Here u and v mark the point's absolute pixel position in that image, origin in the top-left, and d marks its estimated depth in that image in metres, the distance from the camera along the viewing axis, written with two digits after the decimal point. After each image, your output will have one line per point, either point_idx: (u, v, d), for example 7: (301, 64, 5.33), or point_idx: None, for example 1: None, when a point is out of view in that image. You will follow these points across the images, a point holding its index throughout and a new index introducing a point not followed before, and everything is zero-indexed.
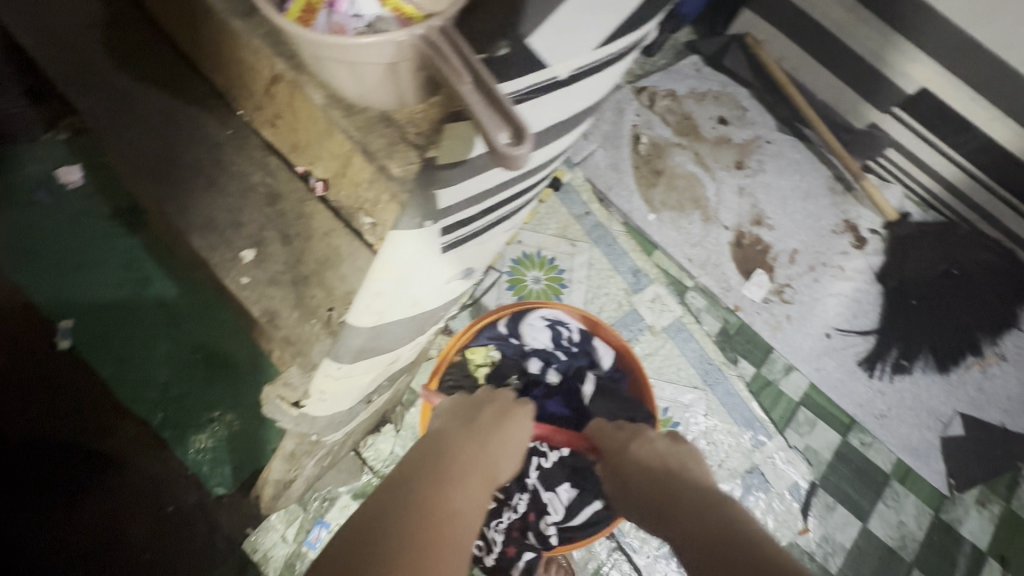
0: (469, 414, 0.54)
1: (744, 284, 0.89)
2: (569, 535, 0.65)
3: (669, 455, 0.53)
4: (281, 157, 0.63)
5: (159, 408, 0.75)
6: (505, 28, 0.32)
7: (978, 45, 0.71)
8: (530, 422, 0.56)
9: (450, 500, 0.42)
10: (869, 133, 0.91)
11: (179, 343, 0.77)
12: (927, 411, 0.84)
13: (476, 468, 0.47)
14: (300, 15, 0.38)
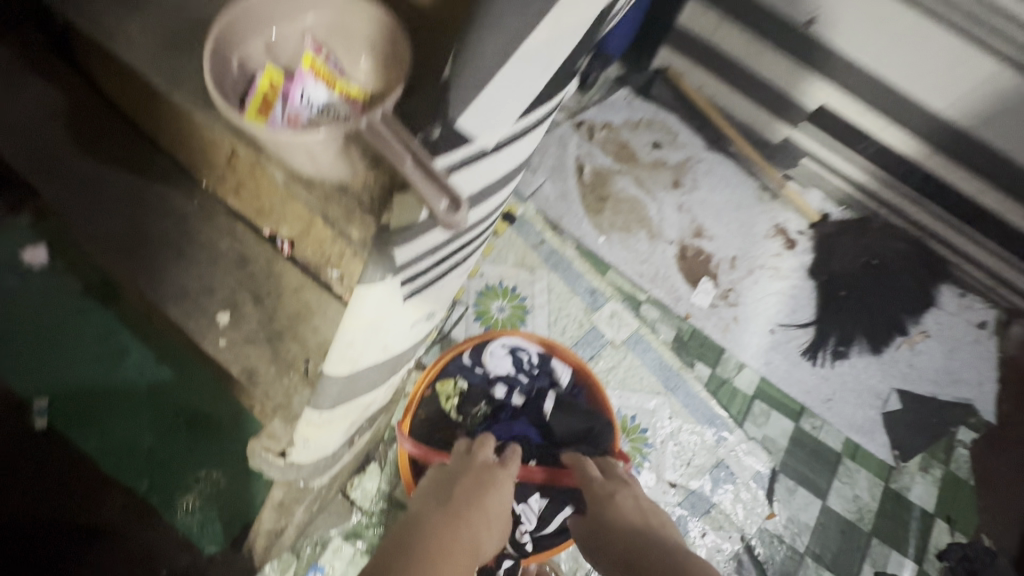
0: (448, 491, 0.57)
1: (692, 292, 0.97)
2: (545, 541, 0.70)
3: (649, 514, 0.61)
4: (246, 222, 0.67)
5: (145, 474, 0.76)
6: (438, 114, 0.38)
7: (859, 65, 0.83)
8: (508, 489, 0.61)
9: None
10: (785, 146, 1.02)
11: (160, 407, 0.79)
12: (868, 391, 0.93)
13: (457, 549, 0.50)
14: (258, 111, 0.44)
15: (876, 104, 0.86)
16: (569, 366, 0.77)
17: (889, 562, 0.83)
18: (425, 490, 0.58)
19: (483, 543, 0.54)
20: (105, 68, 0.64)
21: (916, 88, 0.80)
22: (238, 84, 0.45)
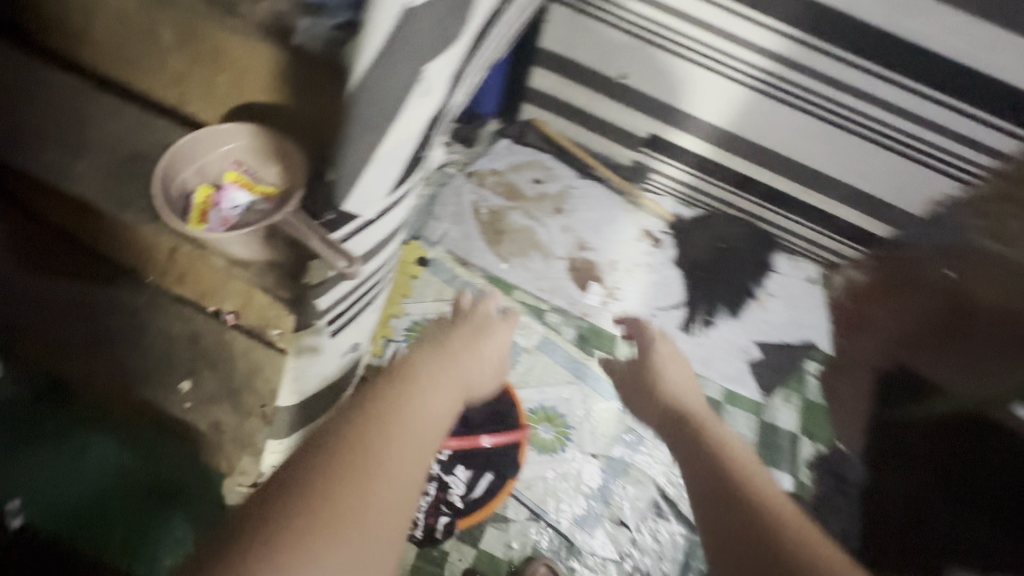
0: (444, 340, 0.78)
1: (585, 295, 1.17)
2: (474, 500, 0.94)
3: (692, 391, 0.94)
4: (191, 304, 0.79)
5: (123, 551, 0.82)
6: (330, 204, 0.56)
7: (666, 104, 1.08)
8: (505, 336, 0.86)
9: (421, 397, 0.62)
10: (635, 167, 1.26)
11: (128, 485, 0.85)
12: (735, 347, 1.15)
13: (443, 373, 0.69)
14: (199, 220, 0.60)
15: (688, 128, 1.11)
16: None
17: None
18: (428, 338, 0.79)
19: (472, 373, 0.75)
20: (49, 198, 0.76)
21: (709, 114, 1.06)
22: (179, 200, 0.60)
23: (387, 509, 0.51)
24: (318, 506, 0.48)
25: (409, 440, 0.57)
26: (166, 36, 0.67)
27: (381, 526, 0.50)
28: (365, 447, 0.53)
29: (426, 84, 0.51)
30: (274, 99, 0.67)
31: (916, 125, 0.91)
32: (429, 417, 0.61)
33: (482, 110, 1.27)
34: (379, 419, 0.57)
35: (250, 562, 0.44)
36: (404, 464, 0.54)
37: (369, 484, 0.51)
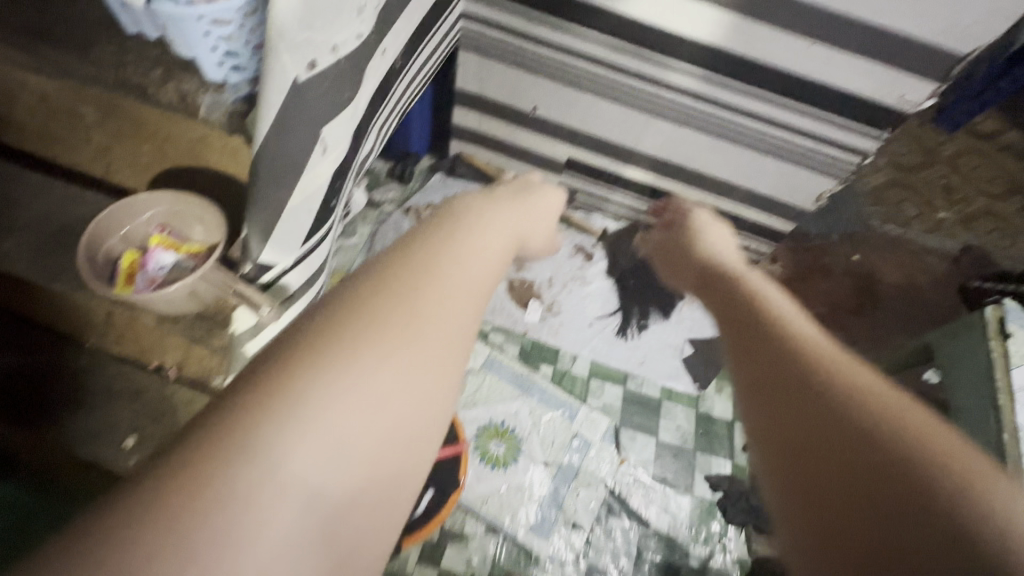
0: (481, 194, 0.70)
1: (525, 312, 1.24)
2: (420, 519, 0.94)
3: (719, 241, 1.02)
4: (133, 361, 0.84)
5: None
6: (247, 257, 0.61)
7: (578, 131, 1.18)
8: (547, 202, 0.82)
9: (457, 243, 0.55)
10: (561, 189, 1.36)
11: None
12: (669, 346, 1.23)
13: (479, 222, 0.60)
14: (126, 281, 0.64)
15: (600, 151, 1.21)
16: None
17: (711, 464, 1.12)
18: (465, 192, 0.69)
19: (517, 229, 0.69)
20: None
21: (615, 137, 1.16)
22: (106, 267, 0.64)
23: (422, 350, 0.45)
24: (347, 344, 0.43)
25: (444, 286, 0.50)
26: (86, 117, 0.71)
27: (414, 367, 0.44)
28: (392, 289, 0.47)
29: (324, 144, 0.58)
30: (197, 166, 0.73)
31: (791, 131, 0.99)
32: (468, 264, 0.54)
33: (413, 149, 1.35)
34: (407, 263, 0.50)
35: (269, 392, 0.39)
36: (440, 306, 0.48)
37: (399, 327, 0.45)
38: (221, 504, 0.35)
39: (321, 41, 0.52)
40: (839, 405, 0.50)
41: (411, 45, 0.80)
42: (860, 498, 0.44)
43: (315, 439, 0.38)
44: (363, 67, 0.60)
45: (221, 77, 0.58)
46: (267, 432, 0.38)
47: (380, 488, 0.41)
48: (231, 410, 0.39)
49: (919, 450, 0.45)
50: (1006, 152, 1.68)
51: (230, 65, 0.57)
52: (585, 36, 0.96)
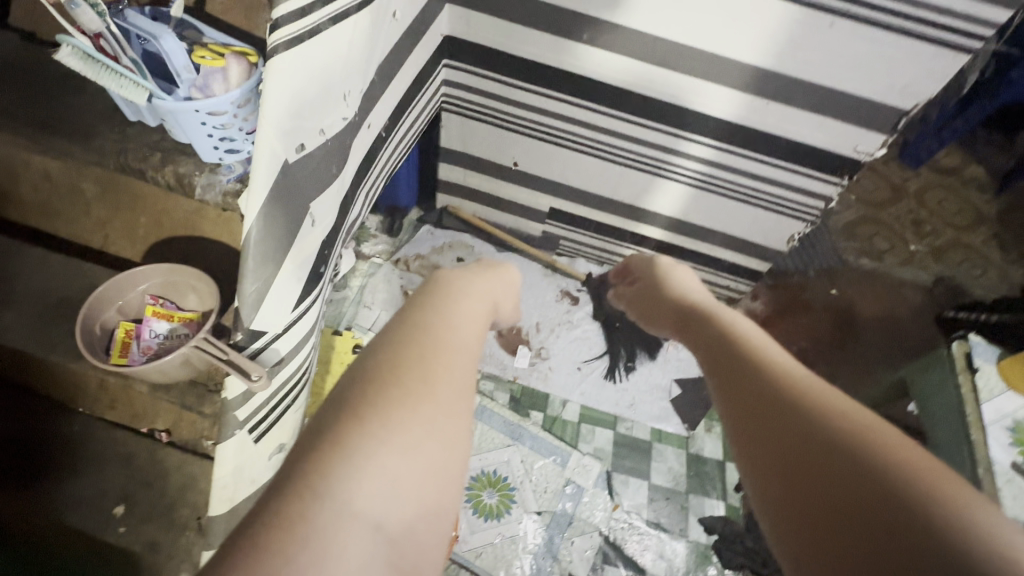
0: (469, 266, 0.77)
1: (514, 359, 1.26)
2: None
3: (688, 284, 0.99)
4: (125, 428, 0.84)
5: None
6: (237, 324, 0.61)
7: (557, 183, 1.24)
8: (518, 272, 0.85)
9: (463, 306, 0.61)
10: (545, 237, 1.41)
11: None
12: (656, 387, 1.25)
13: (476, 287, 0.67)
14: (120, 352, 0.66)
15: (580, 201, 1.27)
16: None
17: (704, 506, 1.12)
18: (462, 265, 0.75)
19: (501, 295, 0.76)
20: None
21: (593, 188, 1.22)
22: (102, 339, 0.67)
23: (455, 395, 0.49)
24: (392, 394, 0.45)
25: (460, 341, 0.55)
26: (86, 193, 0.75)
27: (451, 409, 0.48)
28: (423, 343, 0.51)
29: (312, 217, 0.63)
30: (192, 235, 0.77)
31: (759, 180, 1.05)
32: (474, 322, 0.60)
33: (401, 205, 1.38)
34: (429, 321, 0.55)
35: (330, 442, 0.41)
36: (462, 358, 0.53)
37: (434, 375, 0.49)
38: (303, 545, 0.36)
39: (309, 126, 0.57)
40: (792, 414, 0.53)
41: (395, 116, 0.85)
42: (833, 490, 0.46)
43: (374, 480, 0.41)
44: (349, 145, 0.65)
45: (217, 159, 0.62)
46: (332, 476, 0.39)
47: (426, 523, 0.43)
48: (297, 464, 0.40)
49: (862, 439, 0.48)
50: (970, 186, 1.76)
51: (225, 148, 0.61)
52: (560, 97, 1.03)
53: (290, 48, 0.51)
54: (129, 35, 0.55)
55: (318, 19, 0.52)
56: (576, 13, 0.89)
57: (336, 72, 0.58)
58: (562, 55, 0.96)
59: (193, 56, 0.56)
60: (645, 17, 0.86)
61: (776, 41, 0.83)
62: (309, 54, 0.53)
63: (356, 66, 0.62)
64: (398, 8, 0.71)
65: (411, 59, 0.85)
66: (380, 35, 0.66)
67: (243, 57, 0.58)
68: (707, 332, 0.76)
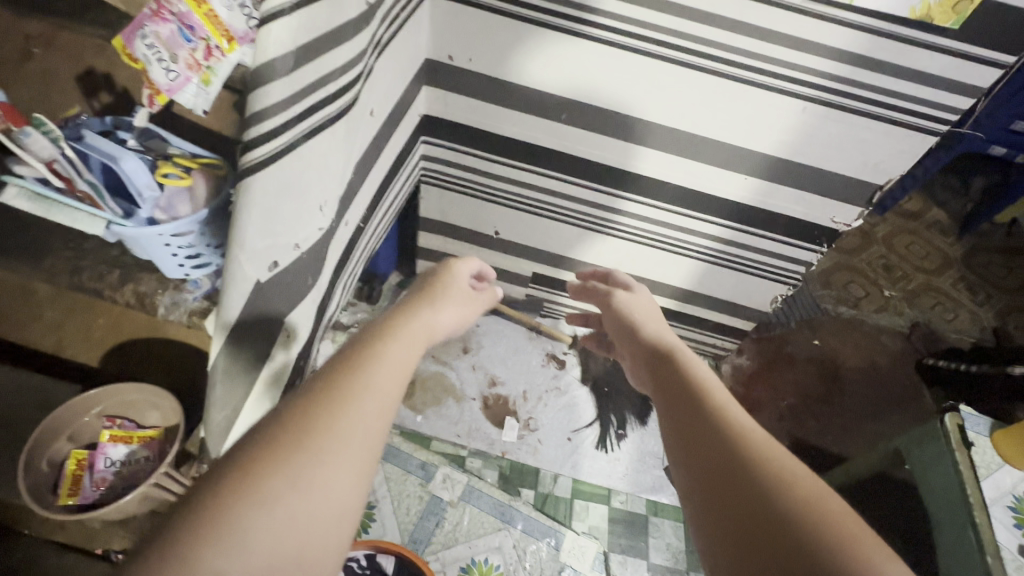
0: (422, 290, 0.71)
1: (502, 432, 1.21)
2: None
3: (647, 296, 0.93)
4: (76, 551, 0.76)
5: None
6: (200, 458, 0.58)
7: (538, 250, 1.23)
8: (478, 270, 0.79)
9: (395, 341, 0.56)
10: (529, 299, 1.39)
11: None
12: (648, 455, 1.22)
13: (414, 316, 0.62)
14: (70, 487, 0.60)
15: (562, 265, 1.25)
16: (391, 554, 0.93)
17: None
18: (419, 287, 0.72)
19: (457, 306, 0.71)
20: None
21: (575, 254, 1.20)
22: (50, 473, 0.60)
23: (358, 447, 0.45)
24: (276, 455, 0.41)
25: (384, 383, 0.50)
26: (37, 298, 0.70)
27: (347, 463, 0.44)
28: (332, 393, 0.47)
29: (287, 329, 0.60)
30: (155, 338, 0.73)
31: (741, 248, 1.05)
32: (404, 359, 0.55)
33: (379, 271, 1.36)
34: (348, 366, 0.50)
35: (200, 512, 0.37)
36: (378, 404, 0.48)
37: (338, 426, 0.45)
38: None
39: (282, 242, 0.54)
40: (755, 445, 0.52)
41: (373, 203, 0.83)
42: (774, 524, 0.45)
43: (245, 551, 0.37)
44: (325, 253, 0.62)
45: (183, 276, 0.62)
46: (198, 553, 0.36)
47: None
48: (159, 532, 0.36)
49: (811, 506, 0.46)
50: (934, 229, 1.82)
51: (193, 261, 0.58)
52: (539, 172, 1.02)
53: (264, 167, 0.49)
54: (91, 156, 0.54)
55: (292, 135, 0.51)
56: (553, 97, 0.89)
57: (312, 185, 0.56)
58: (542, 134, 0.96)
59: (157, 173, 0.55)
60: (622, 100, 0.87)
61: (750, 124, 0.84)
62: (284, 171, 0.51)
63: (332, 176, 0.59)
64: (374, 105, 0.70)
65: (388, 145, 0.84)
66: (355, 137, 0.64)
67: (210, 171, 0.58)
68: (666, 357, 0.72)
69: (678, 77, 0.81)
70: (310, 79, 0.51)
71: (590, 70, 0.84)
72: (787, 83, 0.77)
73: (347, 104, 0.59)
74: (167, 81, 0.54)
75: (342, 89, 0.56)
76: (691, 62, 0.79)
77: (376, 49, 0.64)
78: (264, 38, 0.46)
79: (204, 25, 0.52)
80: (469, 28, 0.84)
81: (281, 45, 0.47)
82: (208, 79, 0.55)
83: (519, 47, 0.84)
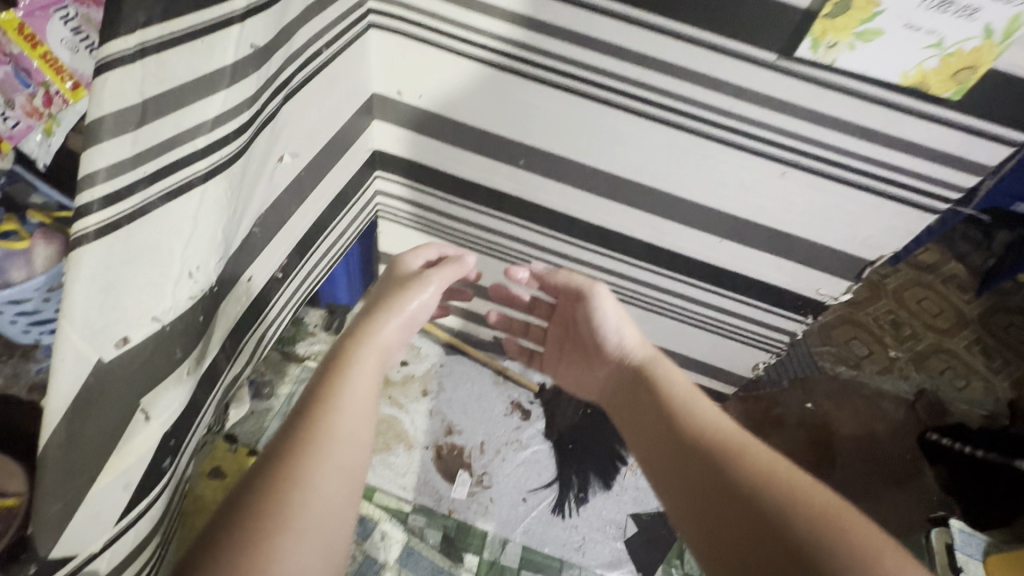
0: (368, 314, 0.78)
1: (452, 487, 1.12)
2: None
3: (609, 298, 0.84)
4: None
5: None
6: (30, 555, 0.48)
7: None
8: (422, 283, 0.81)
9: (347, 380, 0.66)
10: (497, 341, 1.30)
11: None
12: (608, 524, 1.12)
13: (363, 346, 0.71)
14: None
15: None
16: None
17: None
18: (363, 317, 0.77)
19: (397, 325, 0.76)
20: None
21: None
22: None
23: (335, 487, 0.56)
24: (260, 515, 0.51)
25: (344, 427, 0.61)
26: None
27: (328, 501, 0.55)
28: (289, 467, 0.55)
29: (144, 412, 0.51)
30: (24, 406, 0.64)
31: (716, 312, 0.95)
32: (360, 395, 0.65)
33: (341, 301, 1.28)
34: (307, 420, 0.60)
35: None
36: (345, 446, 0.60)
37: (312, 475, 0.55)
38: None
39: (136, 316, 0.47)
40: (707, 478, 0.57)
41: (299, 249, 0.76)
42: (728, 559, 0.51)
43: None
44: (204, 321, 0.55)
45: (33, 339, 0.77)
46: None
47: None
48: None
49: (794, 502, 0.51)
50: (951, 285, 1.67)
51: (31, 324, 0.73)
52: (499, 216, 0.94)
53: (104, 235, 0.43)
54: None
55: (144, 197, 0.44)
56: (511, 141, 0.81)
57: (178, 251, 0.49)
58: (500, 178, 0.87)
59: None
60: (584, 150, 0.78)
61: (725, 185, 0.75)
62: (132, 237, 0.45)
63: (211, 238, 0.52)
64: (289, 150, 0.63)
65: (320, 187, 0.76)
66: (252, 189, 0.56)
67: (47, 239, 0.70)
68: (628, 382, 0.76)
69: (643, 131, 0.73)
70: (168, 134, 0.44)
71: (549, 115, 0.76)
72: (736, 136, 0.68)
73: (234, 156, 0.51)
74: (10, 130, 0.67)
75: (223, 142, 0.49)
76: (658, 116, 0.70)
77: (282, 93, 0.57)
78: (96, 91, 0.39)
79: (38, 74, 0.61)
80: (419, 65, 0.77)
81: (122, 96, 0.40)
82: (51, 129, 0.65)
83: (473, 88, 0.77)
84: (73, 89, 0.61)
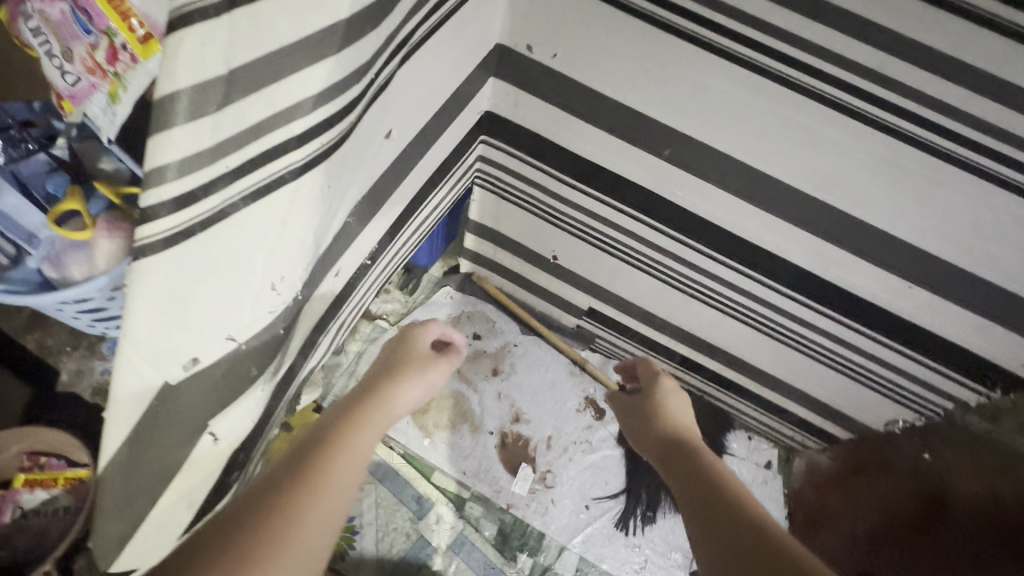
0: (390, 356, 0.63)
1: (513, 481, 1.06)
2: None
3: (671, 402, 0.71)
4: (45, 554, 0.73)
5: None
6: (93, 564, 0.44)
7: (600, 287, 0.99)
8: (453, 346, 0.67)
9: (366, 417, 0.52)
10: (580, 330, 1.17)
11: None
12: (674, 550, 1.04)
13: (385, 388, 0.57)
14: (25, 480, 0.76)
15: (624, 309, 1.01)
16: None
17: None
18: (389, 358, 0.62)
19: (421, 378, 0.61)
20: None
21: (644, 303, 0.95)
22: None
23: (318, 543, 0.44)
24: (235, 558, 0.40)
25: (353, 464, 0.48)
26: None
27: (305, 560, 0.42)
28: (278, 501, 0.43)
29: (212, 433, 0.43)
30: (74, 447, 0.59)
31: (868, 359, 0.78)
32: (374, 435, 0.52)
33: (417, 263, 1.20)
34: (309, 454, 0.47)
35: None
36: (343, 495, 0.46)
37: (298, 522, 0.43)
38: None
39: (206, 332, 0.38)
40: None
41: (390, 230, 0.65)
42: None
43: None
44: (286, 331, 0.46)
45: (100, 330, 0.79)
46: None
47: None
48: None
49: None
50: None
51: (96, 319, 0.74)
52: (620, 208, 0.78)
53: (174, 244, 0.34)
54: (21, 184, 0.66)
55: (224, 198, 0.34)
56: (660, 127, 0.64)
57: (260, 262, 0.38)
58: (632, 166, 0.71)
59: (50, 218, 0.64)
60: (756, 151, 0.60)
61: (949, 222, 0.56)
62: (207, 247, 0.35)
63: (300, 242, 0.41)
64: (396, 121, 0.50)
65: (421, 160, 0.64)
66: (351, 176, 0.45)
67: (109, 232, 0.66)
68: (669, 453, 0.62)
69: (856, 139, 0.54)
70: (261, 116, 0.33)
71: (722, 101, 0.58)
72: (997, 165, 0.49)
73: (339, 140, 0.39)
74: (71, 87, 0.59)
75: (329, 123, 0.37)
76: (887, 123, 0.51)
77: (401, 53, 0.43)
78: (170, 56, 0.28)
79: (101, 20, 0.50)
80: (562, 16, 0.60)
81: (203, 65, 0.29)
82: (116, 92, 0.55)
83: (628, 54, 0.59)
84: (142, 41, 0.50)
